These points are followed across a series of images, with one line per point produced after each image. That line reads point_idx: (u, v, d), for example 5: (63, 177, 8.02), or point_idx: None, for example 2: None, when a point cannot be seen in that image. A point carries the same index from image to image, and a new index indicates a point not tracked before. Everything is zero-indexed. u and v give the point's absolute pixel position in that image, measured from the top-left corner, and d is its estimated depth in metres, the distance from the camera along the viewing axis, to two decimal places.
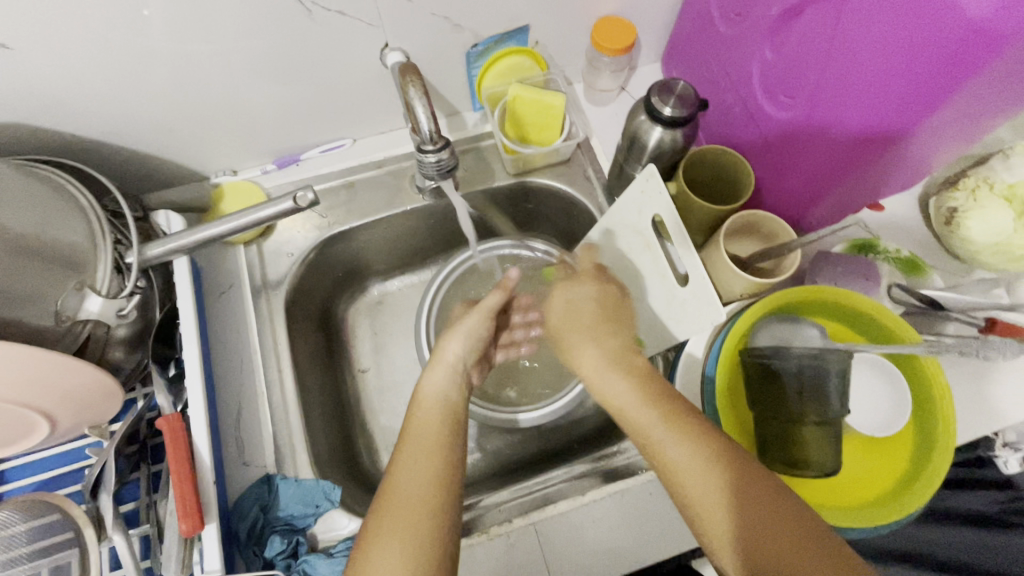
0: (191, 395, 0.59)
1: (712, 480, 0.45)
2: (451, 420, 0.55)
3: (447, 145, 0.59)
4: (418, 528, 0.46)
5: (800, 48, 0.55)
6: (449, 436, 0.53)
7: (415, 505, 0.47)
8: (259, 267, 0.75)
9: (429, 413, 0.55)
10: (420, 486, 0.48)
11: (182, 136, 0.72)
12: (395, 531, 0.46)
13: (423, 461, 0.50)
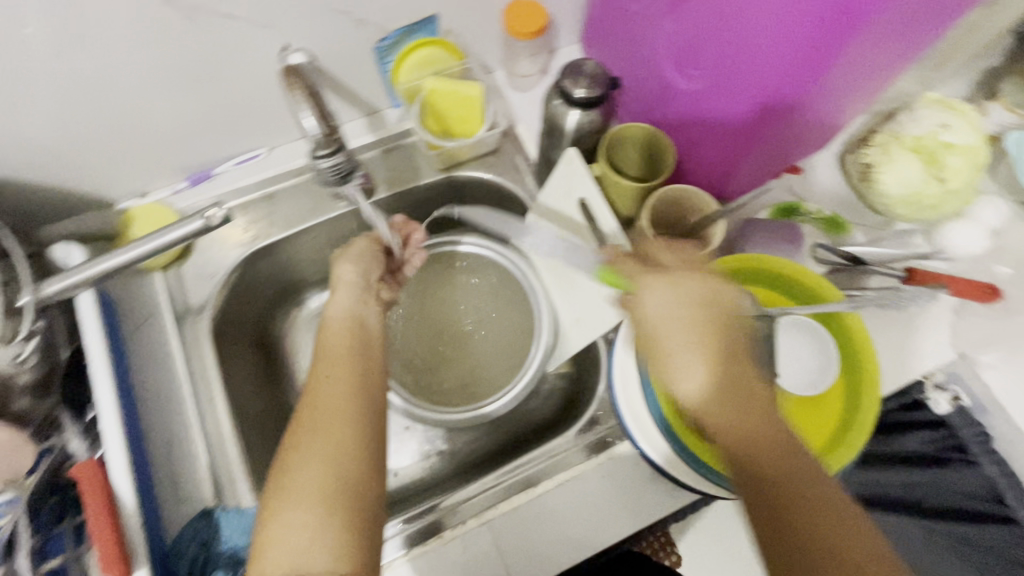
0: (108, 438, 0.55)
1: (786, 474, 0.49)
2: (362, 341, 0.60)
3: (342, 149, 0.59)
4: (340, 442, 0.51)
5: (700, 18, 0.54)
6: (359, 350, 0.59)
7: (334, 417, 0.52)
8: (179, 292, 0.72)
9: (339, 337, 0.60)
10: (336, 401, 0.53)
11: (77, 163, 0.67)
12: (319, 446, 0.50)
13: (337, 380, 0.55)
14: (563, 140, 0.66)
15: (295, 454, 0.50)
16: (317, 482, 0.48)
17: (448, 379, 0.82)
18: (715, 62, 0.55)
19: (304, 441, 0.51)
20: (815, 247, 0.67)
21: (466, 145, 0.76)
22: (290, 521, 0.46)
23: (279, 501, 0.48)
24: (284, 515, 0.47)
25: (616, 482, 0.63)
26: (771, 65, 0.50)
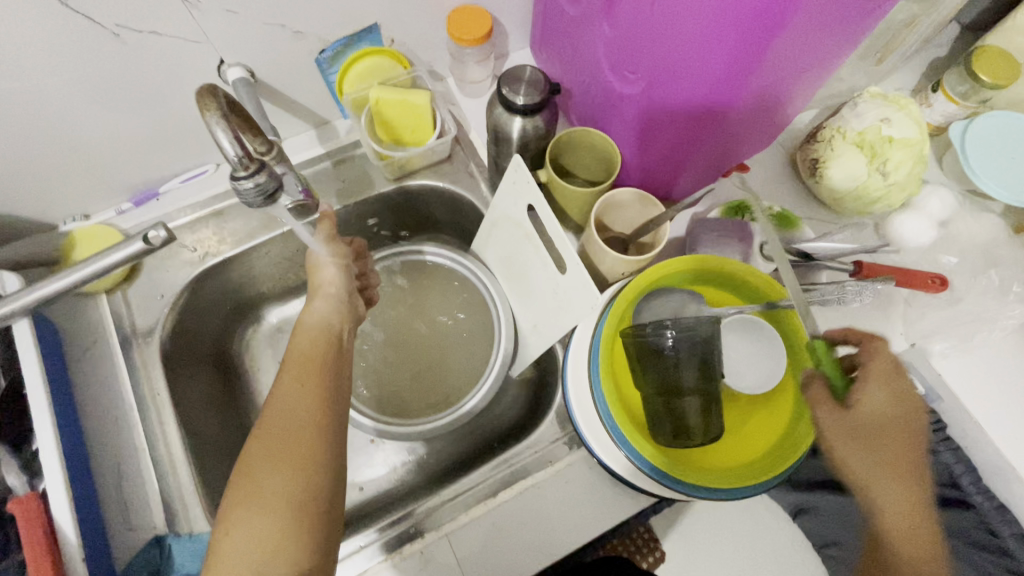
0: (48, 469, 0.54)
1: (912, 499, 0.49)
2: (332, 346, 0.58)
3: (263, 166, 0.47)
4: (303, 458, 0.49)
5: (629, 25, 0.54)
6: (325, 360, 0.56)
7: (294, 434, 0.50)
8: (126, 315, 0.70)
9: (311, 341, 0.57)
10: (295, 416, 0.51)
11: (11, 186, 0.65)
12: (282, 458, 0.49)
13: (299, 392, 0.53)
14: (509, 148, 0.66)
15: (260, 463, 0.49)
16: (277, 495, 0.47)
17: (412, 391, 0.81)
18: (648, 68, 0.55)
19: (265, 451, 0.49)
20: (762, 245, 0.67)
21: (416, 154, 0.75)
22: (246, 533, 0.46)
23: (237, 512, 0.47)
24: (243, 526, 0.46)
25: (574, 486, 0.63)
26: (703, 67, 0.50)
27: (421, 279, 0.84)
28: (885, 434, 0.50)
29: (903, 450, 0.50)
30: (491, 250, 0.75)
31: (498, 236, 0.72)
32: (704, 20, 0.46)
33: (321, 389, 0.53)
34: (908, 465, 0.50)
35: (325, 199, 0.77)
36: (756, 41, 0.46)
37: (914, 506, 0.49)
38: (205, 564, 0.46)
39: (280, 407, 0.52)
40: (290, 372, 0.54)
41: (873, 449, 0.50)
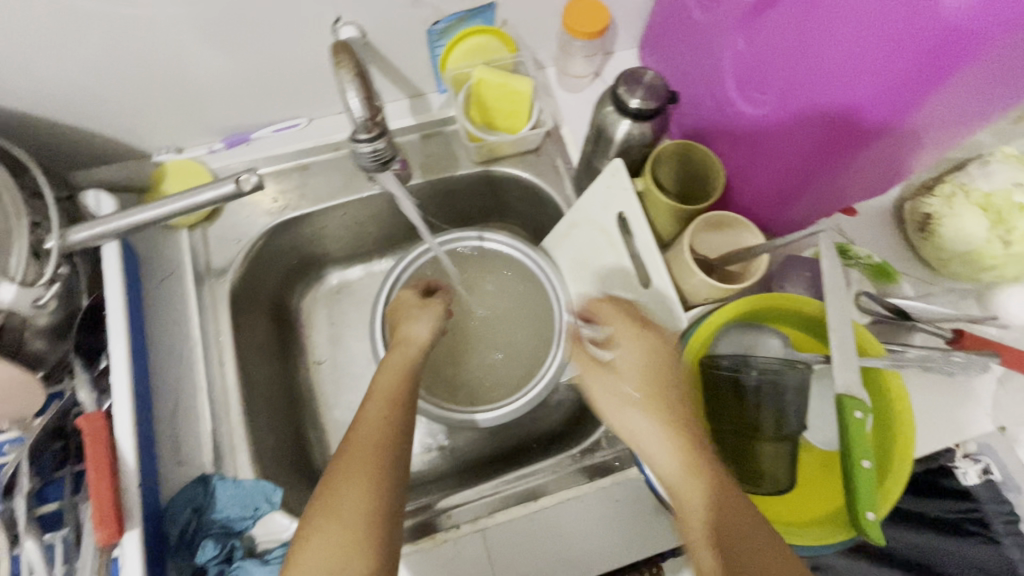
0: (116, 390, 0.55)
1: (691, 505, 0.49)
2: (410, 375, 0.60)
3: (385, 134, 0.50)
4: (381, 472, 0.50)
5: (776, 39, 0.51)
6: (406, 387, 0.59)
7: (373, 446, 0.52)
8: (203, 253, 0.71)
9: (394, 372, 0.60)
10: (372, 428, 0.53)
11: (117, 109, 0.66)
12: (361, 467, 0.50)
13: (378, 410, 0.55)
14: (609, 150, 0.64)
15: (340, 473, 0.50)
16: (352, 504, 0.48)
17: (455, 378, 0.79)
18: (787, 88, 0.51)
19: (342, 468, 0.50)
20: (859, 294, 0.63)
21: (507, 141, 0.74)
22: (317, 540, 0.46)
23: (316, 521, 0.48)
24: (323, 531, 0.47)
25: (617, 505, 0.61)
26: (850, 98, 0.46)
27: (475, 265, 0.81)
28: (673, 418, 0.53)
29: (687, 453, 0.51)
30: (565, 250, 0.73)
31: (577, 237, 0.70)
32: (861, 55, 0.43)
33: (405, 413, 0.56)
34: (665, 465, 0.51)
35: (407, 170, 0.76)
36: (912, 88, 0.43)
37: (722, 512, 0.47)
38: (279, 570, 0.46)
39: (363, 423, 0.54)
40: (372, 400, 0.57)
41: (644, 420, 0.54)
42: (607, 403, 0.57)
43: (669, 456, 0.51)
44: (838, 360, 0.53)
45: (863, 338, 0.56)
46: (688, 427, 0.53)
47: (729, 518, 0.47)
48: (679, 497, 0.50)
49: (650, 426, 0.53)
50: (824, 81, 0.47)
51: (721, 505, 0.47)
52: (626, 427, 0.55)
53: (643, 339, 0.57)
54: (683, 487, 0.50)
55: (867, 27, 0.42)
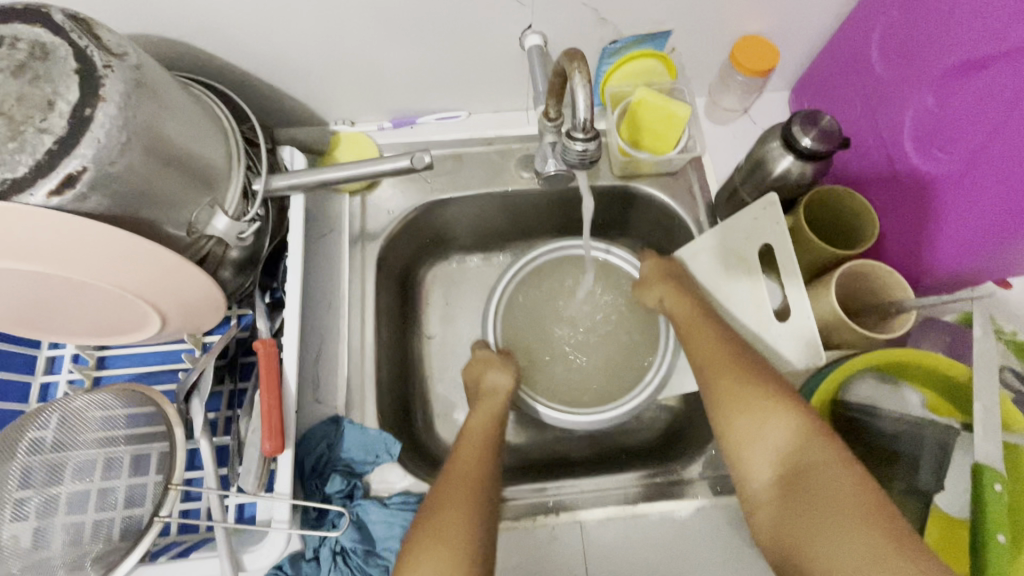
0: (288, 322, 0.62)
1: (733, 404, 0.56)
2: (497, 423, 0.67)
3: (598, 136, 0.55)
4: (478, 504, 0.55)
5: (976, 102, 0.53)
6: (494, 432, 0.65)
7: (470, 480, 0.58)
8: (359, 218, 0.78)
9: (484, 422, 0.66)
10: (469, 466, 0.59)
11: (314, 81, 0.73)
12: (460, 498, 0.55)
13: (471, 452, 0.62)
14: (764, 185, 0.65)
15: (443, 502, 0.55)
16: (455, 530, 0.52)
17: (556, 377, 0.81)
18: (979, 151, 0.53)
19: (447, 497, 0.56)
20: (1003, 369, 0.62)
21: (653, 161, 0.75)
22: (425, 562, 0.50)
23: (422, 546, 0.51)
24: (428, 556, 0.50)
25: (713, 528, 0.63)
26: None
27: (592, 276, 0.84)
28: (726, 337, 0.62)
29: (739, 359, 0.59)
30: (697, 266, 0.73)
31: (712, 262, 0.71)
32: None
33: (495, 455, 0.62)
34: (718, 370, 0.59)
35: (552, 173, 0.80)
36: None
37: (759, 412, 0.54)
38: None
39: (459, 463, 0.60)
40: (464, 446, 0.63)
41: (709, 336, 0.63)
42: (685, 321, 0.67)
43: (725, 364, 0.59)
44: (980, 429, 0.52)
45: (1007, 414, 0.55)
46: (740, 345, 0.61)
47: (765, 420, 0.54)
48: (712, 384, 0.59)
49: (710, 340, 0.62)
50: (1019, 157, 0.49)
51: (752, 391, 0.55)
52: (693, 339, 0.64)
53: (669, 288, 0.70)
54: (717, 375, 0.59)
55: None
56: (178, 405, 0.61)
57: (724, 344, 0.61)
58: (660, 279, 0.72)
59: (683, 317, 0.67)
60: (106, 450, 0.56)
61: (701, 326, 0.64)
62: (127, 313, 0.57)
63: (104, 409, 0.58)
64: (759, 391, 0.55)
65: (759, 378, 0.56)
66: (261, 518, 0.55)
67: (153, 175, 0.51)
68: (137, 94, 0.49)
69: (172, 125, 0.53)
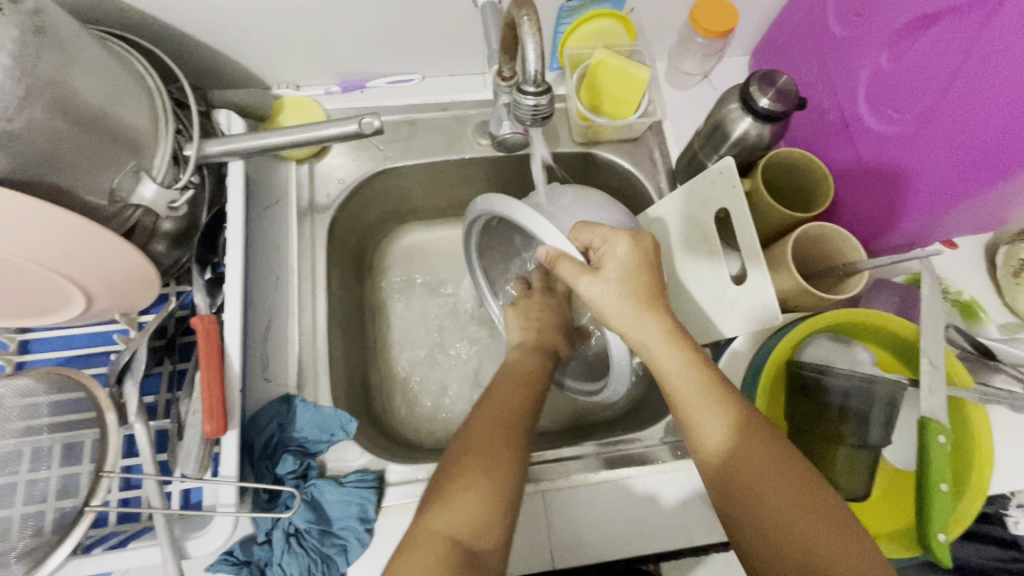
0: (229, 296, 0.58)
1: (759, 509, 0.46)
2: (541, 370, 0.64)
3: (550, 90, 0.51)
4: (521, 445, 0.52)
5: (926, 60, 0.52)
6: (538, 376, 0.63)
7: (515, 414, 0.55)
8: (308, 187, 0.74)
9: (527, 366, 0.64)
10: (510, 401, 0.57)
11: (253, 40, 0.68)
12: (504, 431, 0.53)
13: (514, 388, 0.59)
14: (721, 147, 0.64)
15: (481, 434, 0.52)
16: (502, 460, 0.50)
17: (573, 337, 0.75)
18: (930, 109, 0.53)
19: (492, 428, 0.53)
20: (947, 326, 0.63)
21: (613, 126, 0.73)
22: (467, 487, 0.47)
23: (466, 470, 0.49)
24: (471, 483, 0.48)
25: (670, 492, 0.64)
26: (979, 122, 0.49)
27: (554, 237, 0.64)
28: (733, 410, 0.50)
29: (767, 456, 0.48)
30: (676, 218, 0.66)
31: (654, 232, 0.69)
32: (1001, 90, 0.46)
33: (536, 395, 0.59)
34: (737, 461, 0.48)
35: (558, 139, 0.78)
36: None
37: (791, 520, 0.45)
38: (416, 514, 0.47)
39: (502, 399, 0.57)
40: (503, 383, 0.61)
41: (717, 409, 0.50)
42: (680, 387, 0.51)
43: (745, 454, 0.48)
44: (929, 384, 0.54)
45: (952, 368, 0.57)
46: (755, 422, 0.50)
47: (797, 526, 0.45)
48: (740, 497, 0.47)
49: (714, 416, 0.50)
50: (969, 113, 0.49)
51: (793, 509, 0.45)
52: (692, 415, 0.51)
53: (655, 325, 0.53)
54: (745, 486, 0.47)
55: (1015, 66, 0.44)
56: (111, 388, 0.56)
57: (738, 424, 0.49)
58: (635, 302, 0.53)
59: (678, 380, 0.51)
60: (31, 440, 0.52)
61: (702, 390, 0.51)
62: (46, 291, 0.52)
63: (27, 397, 0.53)
64: (794, 498, 0.46)
65: (787, 473, 0.47)
66: (206, 504, 0.53)
67: (57, 136, 0.46)
68: (37, 43, 0.44)
69: (82, 80, 0.47)
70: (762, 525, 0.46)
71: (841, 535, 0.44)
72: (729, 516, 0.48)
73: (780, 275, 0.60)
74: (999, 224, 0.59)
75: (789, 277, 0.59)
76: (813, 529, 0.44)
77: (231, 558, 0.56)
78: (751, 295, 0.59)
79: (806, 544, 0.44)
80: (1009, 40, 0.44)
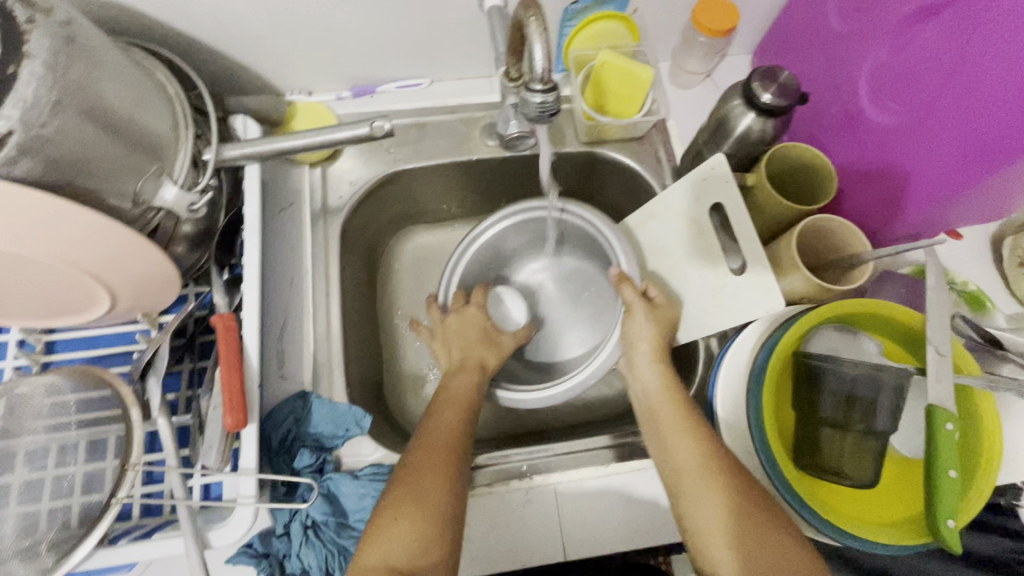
0: (247, 295, 0.59)
1: (699, 514, 0.53)
2: (479, 381, 0.65)
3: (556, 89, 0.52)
4: (460, 475, 0.54)
5: (924, 53, 0.54)
6: (475, 393, 0.63)
7: (451, 441, 0.56)
8: (321, 190, 0.76)
9: (464, 385, 0.63)
10: (448, 426, 0.58)
11: (266, 48, 0.70)
12: (437, 463, 0.54)
13: (451, 410, 0.60)
14: (725, 143, 0.65)
15: (417, 468, 0.54)
16: (434, 497, 0.52)
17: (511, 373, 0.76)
18: (931, 100, 0.54)
19: (420, 459, 0.54)
20: (954, 316, 0.64)
21: (618, 125, 0.74)
22: (401, 526, 0.50)
23: (400, 508, 0.51)
24: (406, 521, 0.50)
25: None
26: (972, 115, 0.50)
27: (484, 256, 0.78)
28: (698, 429, 0.56)
29: (718, 472, 0.53)
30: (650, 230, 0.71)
31: (647, 228, 0.72)
32: (991, 83, 0.47)
33: (473, 414, 0.61)
34: (687, 472, 0.55)
35: (565, 139, 0.79)
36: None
37: (728, 531, 0.51)
38: (358, 547, 0.50)
39: (439, 424, 0.58)
40: (439, 404, 0.61)
41: (680, 428, 0.57)
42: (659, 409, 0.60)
43: (693, 471, 0.54)
44: (935, 373, 0.54)
45: (959, 356, 0.57)
46: (717, 445, 0.56)
47: (728, 533, 0.51)
48: (685, 503, 0.54)
49: (677, 431, 0.57)
50: (960, 110, 0.51)
51: (730, 519, 0.51)
52: (665, 433, 0.58)
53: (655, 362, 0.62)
54: (691, 494, 0.54)
55: (1004, 59, 0.46)
56: (134, 385, 0.58)
57: (704, 444, 0.55)
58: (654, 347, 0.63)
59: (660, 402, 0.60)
60: (57, 437, 0.53)
61: (674, 413, 0.58)
62: (72, 290, 0.54)
63: (53, 395, 0.55)
64: (732, 510, 0.51)
65: (730, 489, 0.52)
66: (227, 496, 0.54)
67: (86, 141, 0.48)
68: (68, 52, 0.46)
69: (109, 87, 0.49)
70: (701, 531, 0.52)
71: (786, 543, 0.49)
72: (685, 522, 0.54)
73: (786, 262, 0.60)
74: (1004, 213, 0.60)
75: (795, 265, 0.59)
76: (743, 537, 0.50)
77: (249, 551, 0.57)
78: (752, 284, 0.60)
79: (745, 548, 0.50)
80: (1001, 35, 0.46)
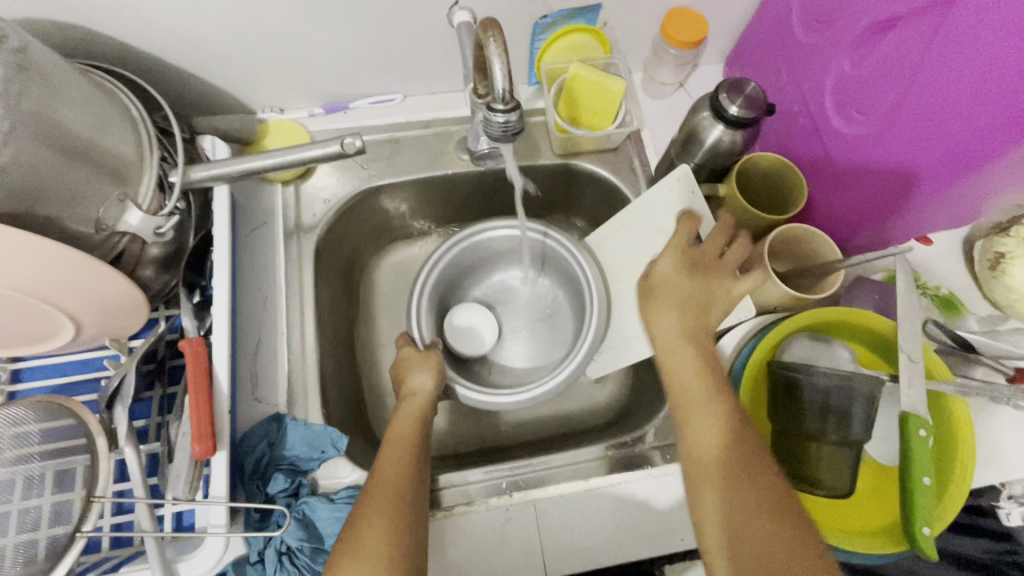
0: (216, 320, 0.58)
1: (702, 445, 0.50)
2: (425, 421, 0.61)
3: (518, 107, 0.53)
4: (409, 521, 0.52)
5: (885, 64, 0.54)
6: (421, 433, 0.60)
7: (395, 488, 0.53)
8: (294, 208, 0.75)
9: (407, 425, 0.60)
10: (392, 470, 0.55)
11: (235, 67, 0.69)
12: (381, 513, 0.52)
13: (393, 454, 0.57)
14: (697, 155, 0.66)
15: (363, 522, 0.51)
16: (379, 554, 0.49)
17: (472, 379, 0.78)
18: (893, 109, 0.54)
19: (365, 512, 0.52)
20: (925, 322, 0.64)
21: (591, 137, 0.74)
22: None
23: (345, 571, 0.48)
24: None
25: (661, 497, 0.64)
26: (932, 126, 0.51)
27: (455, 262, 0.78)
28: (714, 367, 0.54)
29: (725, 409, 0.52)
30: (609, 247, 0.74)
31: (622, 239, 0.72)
32: (949, 93, 0.48)
33: (421, 454, 0.58)
34: (694, 404, 0.52)
35: (540, 151, 0.79)
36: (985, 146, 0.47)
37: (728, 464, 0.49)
38: None
39: (381, 472, 0.55)
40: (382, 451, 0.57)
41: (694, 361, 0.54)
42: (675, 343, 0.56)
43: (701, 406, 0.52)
44: (906, 379, 0.54)
45: (931, 363, 0.57)
46: (738, 416, 0.52)
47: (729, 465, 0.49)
48: (688, 433, 0.52)
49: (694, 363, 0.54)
50: (918, 121, 0.52)
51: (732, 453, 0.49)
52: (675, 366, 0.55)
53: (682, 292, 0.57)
54: (694, 423, 0.52)
55: (961, 70, 0.47)
56: (101, 414, 0.57)
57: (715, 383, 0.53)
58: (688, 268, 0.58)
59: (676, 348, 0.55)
60: (22, 469, 0.52)
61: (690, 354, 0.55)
62: (34, 319, 0.53)
63: (16, 427, 0.53)
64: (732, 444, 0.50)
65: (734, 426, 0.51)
66: (196, 525, 0.53)
67: (41, 167, 0.47)
68: (21, 79, 0.45)
69: (65, 112, 0.48)
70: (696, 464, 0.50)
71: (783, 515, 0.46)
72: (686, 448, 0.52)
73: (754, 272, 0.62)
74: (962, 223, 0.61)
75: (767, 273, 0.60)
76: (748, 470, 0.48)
77: None
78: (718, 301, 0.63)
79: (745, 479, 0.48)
80: (957, 47, 0.46)
